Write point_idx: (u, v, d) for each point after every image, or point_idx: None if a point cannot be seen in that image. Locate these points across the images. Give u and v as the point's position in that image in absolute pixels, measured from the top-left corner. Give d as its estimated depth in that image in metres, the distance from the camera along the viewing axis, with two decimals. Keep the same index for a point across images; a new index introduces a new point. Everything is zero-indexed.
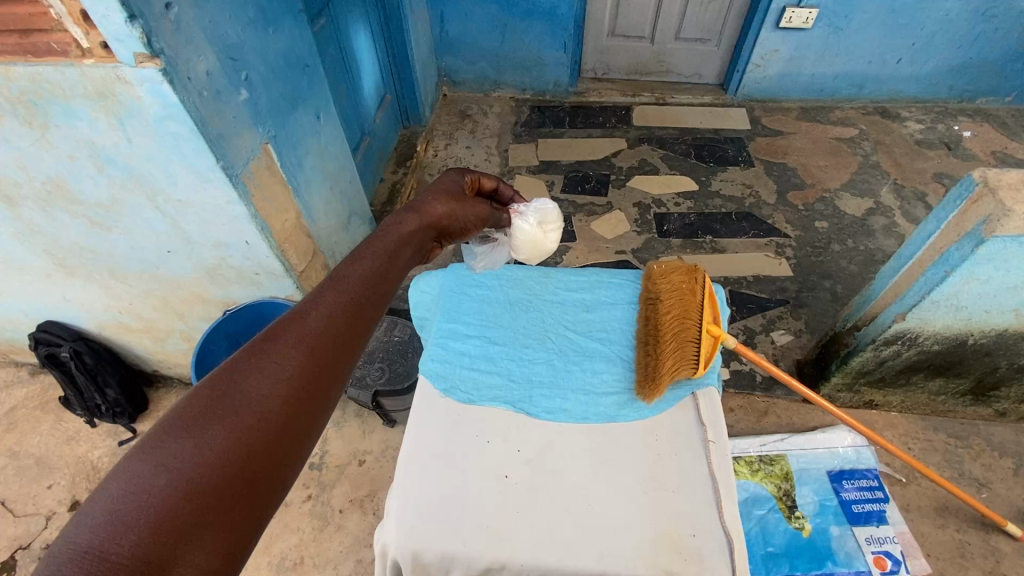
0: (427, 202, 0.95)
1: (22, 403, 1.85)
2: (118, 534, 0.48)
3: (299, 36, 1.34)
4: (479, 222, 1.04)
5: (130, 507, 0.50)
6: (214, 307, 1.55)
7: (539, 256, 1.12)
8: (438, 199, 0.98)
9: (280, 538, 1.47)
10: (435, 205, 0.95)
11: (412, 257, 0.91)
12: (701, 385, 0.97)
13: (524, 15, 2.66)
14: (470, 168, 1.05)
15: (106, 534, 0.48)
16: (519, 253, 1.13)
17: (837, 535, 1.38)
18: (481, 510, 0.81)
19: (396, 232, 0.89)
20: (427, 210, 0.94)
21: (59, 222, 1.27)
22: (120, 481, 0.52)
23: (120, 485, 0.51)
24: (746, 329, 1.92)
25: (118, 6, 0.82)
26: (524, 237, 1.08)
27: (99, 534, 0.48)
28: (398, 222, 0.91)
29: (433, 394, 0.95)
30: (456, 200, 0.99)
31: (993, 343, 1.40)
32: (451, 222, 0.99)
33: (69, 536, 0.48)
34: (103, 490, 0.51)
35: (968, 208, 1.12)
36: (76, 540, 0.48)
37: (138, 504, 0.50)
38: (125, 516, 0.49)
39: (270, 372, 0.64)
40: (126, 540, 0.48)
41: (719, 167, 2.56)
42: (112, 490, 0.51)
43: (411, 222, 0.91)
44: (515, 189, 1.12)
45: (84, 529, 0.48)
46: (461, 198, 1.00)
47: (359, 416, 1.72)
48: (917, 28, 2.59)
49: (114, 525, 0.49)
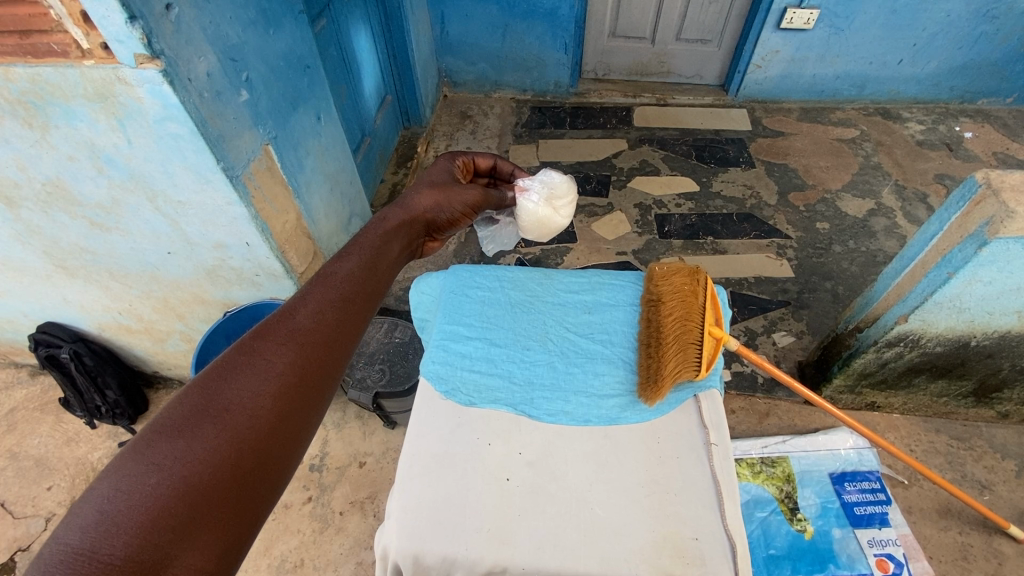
0: (413, 198, 1.01)
1: (23, 404, 1.84)
2: (110, 534, 0.48)
3: (299, 37, 1.34)
4: (468, 209, 1.09)
5: (122, 506, 0.50)
6: (214, 309, 1.54)
7: (549, 231, 1.26)
8: (424, 192, 1.04)
9: (281, 540, 1.47)
10: (419, 201, 1.01)
11: (399, 254, 0.94)
12: (702, 387, 0.96)
13: (524, 15, 2.65)
14: (461, 154, 1.16)
15: (98, 534, 0.48)
16: (528, 229, 1.26)
17: (840, 538, 1.38)
18: (482, 513, 0.81)
19: (381, 230, 0.92)
20: (413, 204, 1.01)
21: (59, 223, 1.27)
22: (111, 482, 0.52)
23: (111, 485, 0.51)
24: (747, 331, 1.92)
25: (118, 7, 0.82)
26: (532, 214, 1.23)
27: (91, 535, 0.48)
28: (383, 221, 0.95)
29: (434, 396, 0.95)
30: (439, 192, 1.04)
31: (996, 344, 1.39)
32: (436, 213, 1.04)
33: (60, 538, 0.48)
34: (94, 491, 0.51)
35: (970, 210, 1.12)
36: (68, 541, 0.47)
37: (130, 503, 0.50)
38: (117, 516, 0.49)
39: (261, 371, 0.65)
40: (119, 540, 0.48)
41: (719, 168, 2.56)
42: (103, 491, 0.51)
43: (395, 219, 0.96)
44: (513, 164, 1.25)
45: (76, 530, 0.48)
46: (448, 188, 1.06)
47: (360, 418, 1.72)
48: (918, 29, 2.59)
49: (106, 525, 0.49)
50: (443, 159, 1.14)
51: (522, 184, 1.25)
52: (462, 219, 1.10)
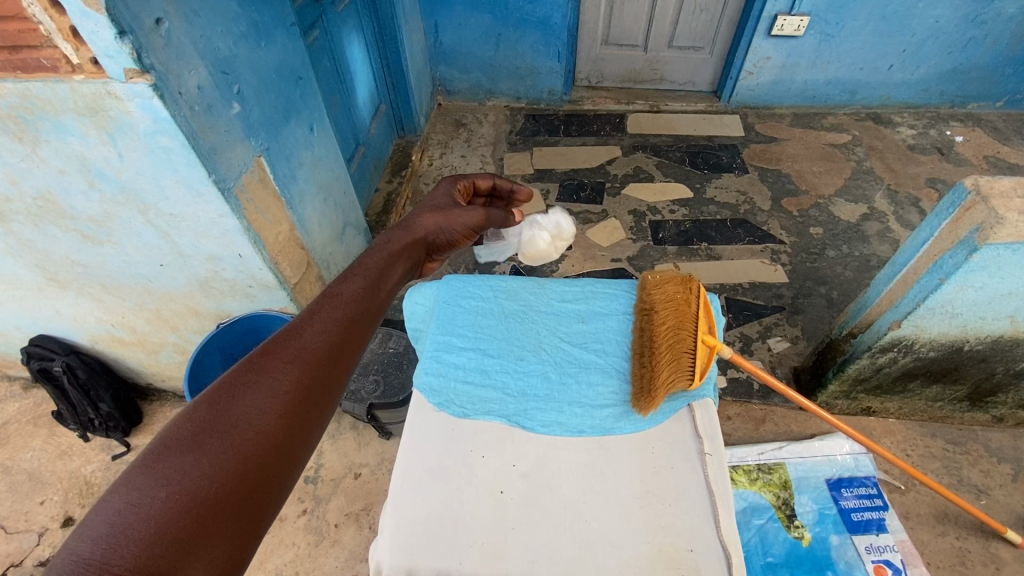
0: (416, 220, 1.01)
1: (15, 418, 1.83)
2: (119, 547, 0.48)
3: (291, 49, 1.34)
4: (468, 230, 1.08)
5: (132, 518, 0.50)
6: (207, 320, 1.54)
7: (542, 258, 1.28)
8: (426, 214, 1.04)
9: (276, 553, 1.45)
10: (422, 222, 1.01)
11: (404, 274, 0.94)
12: (696, 396, 0.96)
13: (517, 24, 2.67)
14: (462, 176, 1.16)
15: (107, 546, 0.47)
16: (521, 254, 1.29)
17: (837, 544, 1.37)
18: (476, 527, 0.80)
19: (385, 251, 0.92)
20: (416, 226, 1.00)
21: (51, 236, 1.26)
22: (121, 494, 0.51)
23: (121, 498, 0.51)
24: (743, 337, 1.92)
25: (107, 22, 0.82)
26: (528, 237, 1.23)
27: (101, 547, 0.47)
28: (387, 243, 0.94)
29: (427, 408, 0.94)
30: (441, 214, 1.04)
31: (989, 349, 1.40)
32: (437, 235, 1.03)
33: (70, 548, 0.47)
34: (104, 503, 0.50)
35: (960, 216, 1.12)
36: (78, 552, 0.47)
37: (140, 516, 0.50)
38: (127, 529, 0.49)
39: (268, 387, 0.64)
40: (129, 552, 0.48)
41: (713, 174, 2.57)
42: (113, 503, 0.51)
43: (399, 240, 0.96)
44: (511, 184, 1.24)
45: (86, 541, 0.48)
46: (449, 209, 1.06)
47: (354, 428, 1.71)
48: (907, 35, 2.61)
49: (116, 538, 0.48)
50: (444, 183, 1.14)
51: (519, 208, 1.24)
52: (461, 240, 1.09)
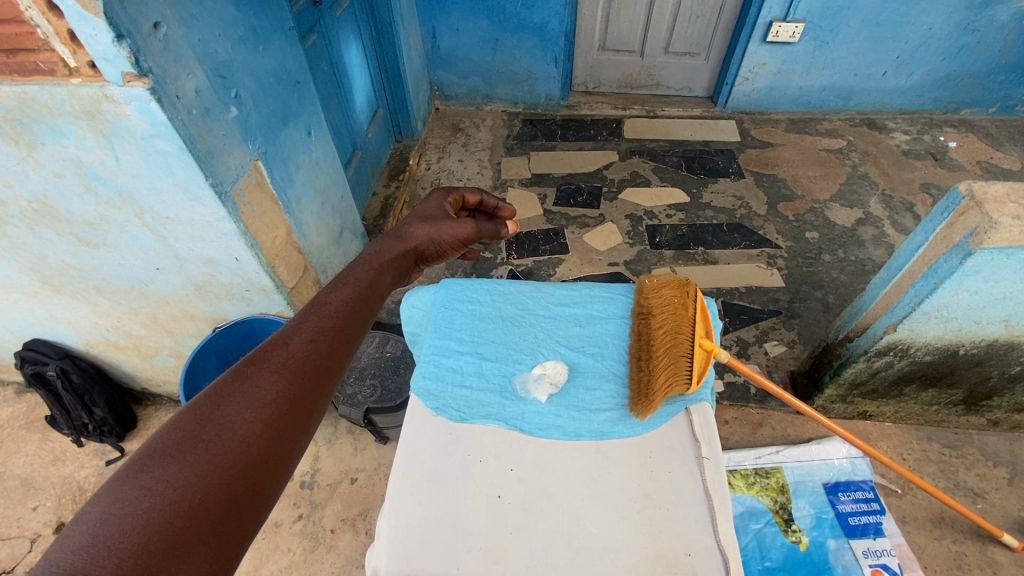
0: (406, 231, 1.01)
1: (8, 423, 1.81)
2: (101, 557, 0.47)
3: (289, 54, 1.34)
4: (457, 243, 1.07)
5: (114, 529, 0.49)
6: (203, 324, 1.53)
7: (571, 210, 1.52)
8: (417, 225, 1.03)
9: (271, 559, 1.44)
10: (412, 232, 1.01)
11: (392, 284, 0.94)
12: (695, 400, 0.96)
13: (514, 29, 2.69)
14: (454, 189, 1.17)
15: (88, 556, 0.47)
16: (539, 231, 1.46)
17: (835, 549, 1.38)
18: (474, 531, 0.80)
19: (376, 260, 0.92)
20: (406, 238, 1.00)
21: (46, 239, 1.25)
22: (104, 504, 0.51)
23: (105, 508, 0.50)
24: (739, 341, 1.93)
25: (105, 26, 0.82)
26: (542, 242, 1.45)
27: (83, 557, 0.47)
28: (378, 253, 0.94)
29: (424, 412, 0.94)
30: (431, 225, 1.04)
31: (984, 353, 1.40)
32: (427, 246, 1.03)
33: (52, 559, 0.47)
34: (87, 513, 0.50)
35: (955, 220, 1.13)
36: (59, 562, 0.46)
37: (122, 526, 0.49)
38: (109, 539, 0.48)
39: (254, 397, 0.64)
40: (110, 562, 0.47)
41: (709, 178, 2.58)
42: (96, 513, 0.50)
43: (389, 251, 0.95)
44: (498, 200, 1.24)
45: (68, 552, 0.47)
46: (439, 222, 1.05)
47: (351, 433, 1.70)
48: (901, 41, 2.64)
49: (97, 548, 0.48)
50: (437, 195, 1.14)
51: (508, 220, 1.23)
52: (450, 252, 1.08)
